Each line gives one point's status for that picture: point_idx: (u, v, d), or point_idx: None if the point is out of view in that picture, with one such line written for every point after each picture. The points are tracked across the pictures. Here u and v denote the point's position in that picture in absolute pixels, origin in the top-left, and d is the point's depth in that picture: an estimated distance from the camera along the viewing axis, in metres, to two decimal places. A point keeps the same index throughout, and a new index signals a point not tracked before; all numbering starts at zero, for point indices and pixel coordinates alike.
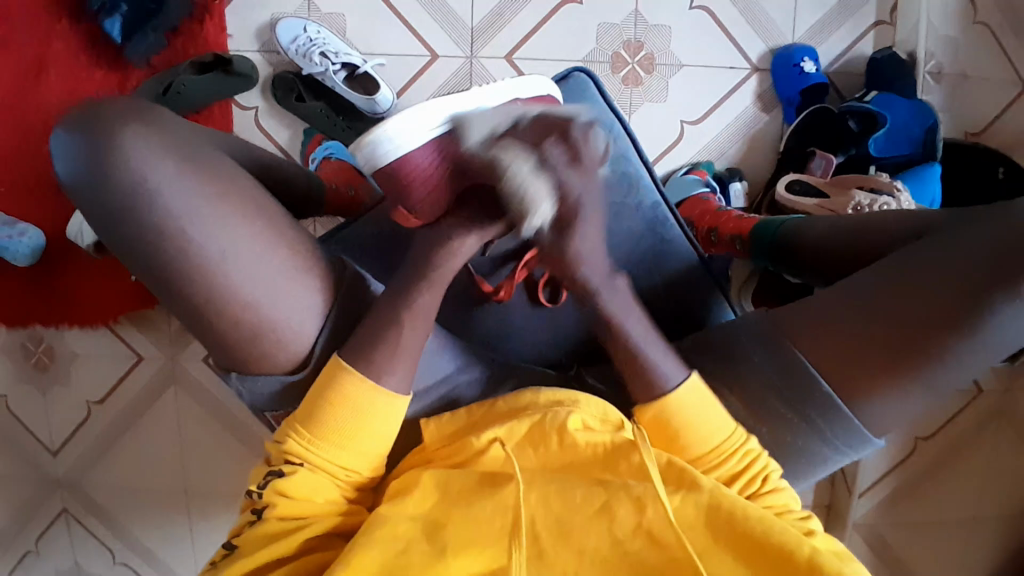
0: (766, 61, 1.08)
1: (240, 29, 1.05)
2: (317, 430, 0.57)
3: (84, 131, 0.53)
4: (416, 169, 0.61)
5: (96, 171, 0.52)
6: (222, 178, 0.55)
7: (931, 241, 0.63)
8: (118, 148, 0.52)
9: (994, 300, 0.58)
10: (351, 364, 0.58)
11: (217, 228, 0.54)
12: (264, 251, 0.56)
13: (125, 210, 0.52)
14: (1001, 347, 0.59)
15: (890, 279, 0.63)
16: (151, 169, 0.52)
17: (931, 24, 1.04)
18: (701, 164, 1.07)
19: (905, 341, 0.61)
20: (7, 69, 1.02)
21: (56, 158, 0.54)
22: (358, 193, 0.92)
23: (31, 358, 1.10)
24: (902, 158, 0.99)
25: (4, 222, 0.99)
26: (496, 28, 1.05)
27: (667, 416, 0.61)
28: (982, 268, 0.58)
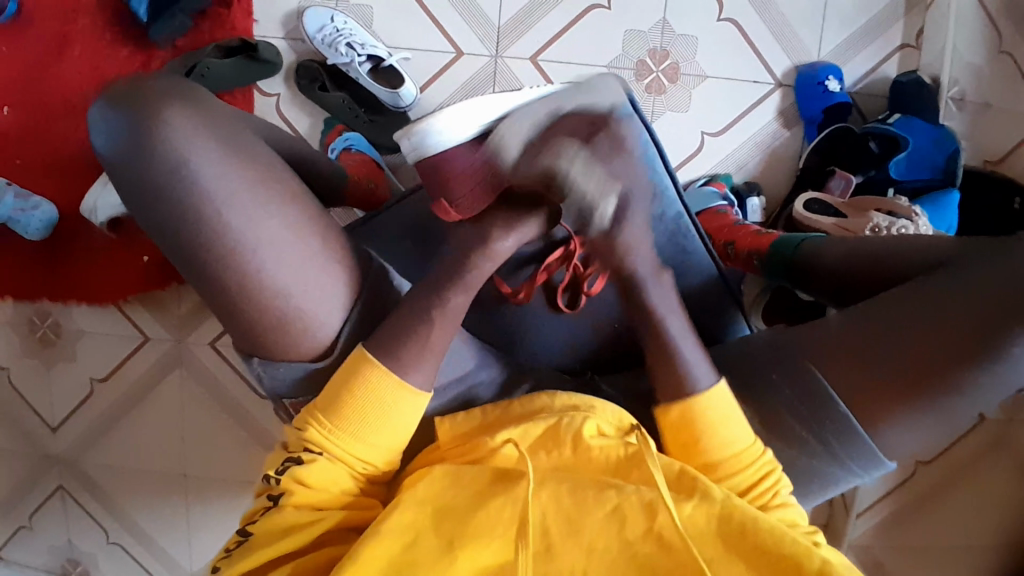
0: (790, 78, 1.08)
1: (266, 15, 1.04)
2: (337, 418, 0.58)
3: (128, 106, 0.53)
4: (461, 163, 0.61)
5: (138, 145, 0.53)
6: (261, 165, 0.57)
7: (949, 270, 0.64)
8: (160, 122, 0.53)
9: (1009, 333, 0.59)
10: (376, 356, 0.58)
11: (253, 209, 0.55)
12: (299, 238, 0.57)
13: (164, 186, 0.53)
14: (1019, 377, 0.60)
15: (914, 305, 0.63)
16: (192, 148, 0.53)
17: (958, 51, 1.04)
18: (719, 177, 1.07)
19: (923, 368, 0.61)
20: (30, 41, 1.02)
21: (95, 127, 0.55)
22: (378, 187, 0.93)
23: (37, 332, 1.10)
24: (922, 182, 0.98)
25: (17, 195, 0.99)
26: (523, 29, 1.05)
27: (689, 426, 0.62)
28: (1004, 296, 0.59)
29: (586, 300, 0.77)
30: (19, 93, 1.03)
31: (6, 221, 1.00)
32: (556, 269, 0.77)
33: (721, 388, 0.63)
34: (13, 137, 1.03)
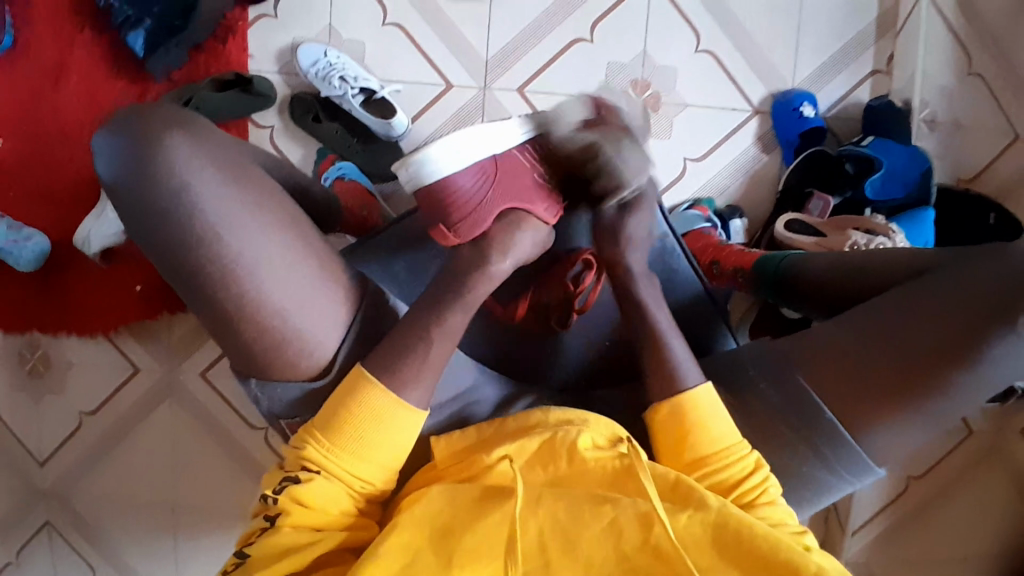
0: (767, 104, 1.11)
1: (261, 50, 1.07)
2: (336, 435, 0.59)
3: (127, 135, 0.55)
4: (458, 191, 0.63)
5: (142, 174, 0.54)
6: (259, 192, 0.58)
7: (937, 277, 0.66)
8: (163, 150, 0.54)
9: (987, 338, 0.61)
10: (375, 375, 0.60)
11: (252, 234, 0.56)
12: (296, 256, 0.59)
13: (168, 212, 0.55)
14: (1002, 379, 0.61)
15: (887, 319, 0.66)
16: (194, 176, 0.55)
17: (926, 74, 1.08)
18: (703, 201, 1.10)
19: (900, 380, 0.64)
20: (24, 73, 1.05)
21: (99, 153, 0.56)
22: (372, 213, 0.96)
23: (27, 364, 1.09)
24: (897, 201, 1.02)
25: (11, 226, 1.00)
26: (510, 61, 1.09)
27: (684, 412, 0.65)
28: (984, 303, 0.62)
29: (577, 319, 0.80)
30: (14, 125, 1.05)
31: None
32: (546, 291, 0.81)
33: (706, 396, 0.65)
34: (10, 168, 1.05)
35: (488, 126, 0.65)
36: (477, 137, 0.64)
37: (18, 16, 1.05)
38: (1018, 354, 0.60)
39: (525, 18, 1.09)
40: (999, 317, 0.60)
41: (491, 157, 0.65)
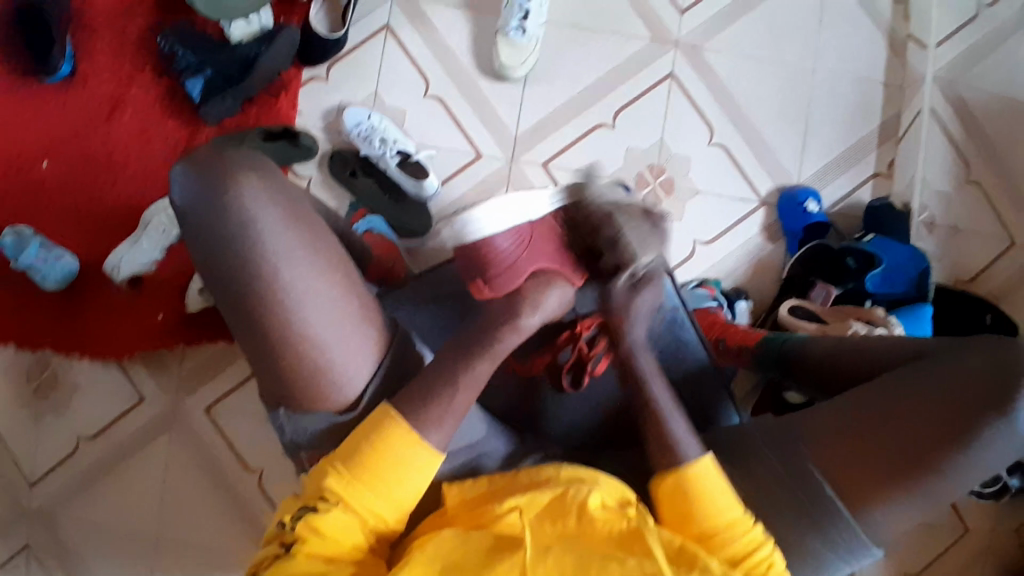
0: (773, 197, 1.19)
1: (310, 108, 1.16)
2: (357, 468, 0.60)
3: (201, 174, 0.60)
4: (496, 250, 0.70)
5: (214, 205, 0.60)
6: (315, 233, 0.63)
7: (935, 363, 0.69)
8: (236, 186, 0.60)
9: (979, 423, 0.64)
10: (396, 413, 0.62)
11: (305, 270, 0.61)
12: (339, 298, 0.64)
13: (234, 240, 0.60)
14: (993, 462, 0.65)
15: (888, 398, 0.69)
16: (261, 212, 0.60)
17: (926, 180, 1.19)
18: (710, 282, 1.15)
19: (899, 457, 0.66)
20: (80, 104, 1.12)
21: (176, 184, 0.62)
22: (396, 265, 1.00)
23: (34, 382, 1.10)
24: (896, 296, 1.08)
25: (41, 244, 1.04)
26: (538, 138, 1.17)
27: (685, 488, 0.67)
28: (975, 389, 0.66)
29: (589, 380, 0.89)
30: (64, 148, 1.12)
31: (27, 269, 1.05)
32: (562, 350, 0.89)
33: (707, 464, 0.68)
34: (56, 192, 1.11)
35: (521, 194, 0.73)
36: (512, 204, 0.72)
37: (81, 54, 1.13)
38: (1001, 446, 0.65)
39: (556, 101, 1.18)
40: (990, 405, 0.64)
41: (525, 221, 0.73)
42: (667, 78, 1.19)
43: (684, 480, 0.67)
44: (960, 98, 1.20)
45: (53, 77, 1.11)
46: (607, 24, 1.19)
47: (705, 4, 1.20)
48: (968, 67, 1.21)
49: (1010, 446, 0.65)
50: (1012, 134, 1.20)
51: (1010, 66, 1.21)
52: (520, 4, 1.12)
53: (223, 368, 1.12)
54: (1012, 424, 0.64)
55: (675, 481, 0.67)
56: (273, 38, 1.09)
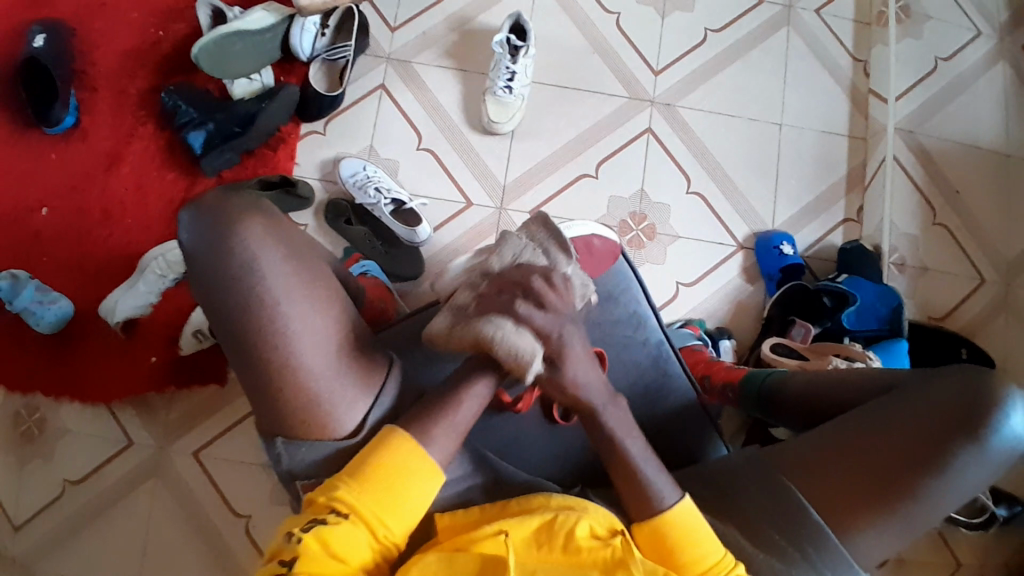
0: (749, 242, 1.25)
1: (307, 160, 1.21)
2: (368, 481, 0.62)
3: (205, 214, 0.63)
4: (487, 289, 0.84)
5: (217, 244, 0.62)
6: (312, 272, 0.66)
7: (907, 390, 0.72)
8: (238, 228, 0.63)
9: (951, 447, 0.67)
10: (405, 430, 0.65)
11: (302, 304, 0.64)
12: (335, 335, 0.66)
13: (235, 277, 0.62)
14: (969, 484, 0.67)
15: (864, 425, 0.71)
16: (262, 251, 0.63)
17: (893, 223, 1.24)
18: (693, 322, 1.19)
19: (877, 481, 0.68)
20: (84, 156, 1.17)
21: (182, 227, 0.65)
22: (389, 307, 1.03)
23: (21, 427, 1.09)
24: (873, 332, 1.11)
25: (38, 289, 1.06)
26: (526, 188, 1.23)
27: (661, 530, 0.68)
28: (946, 414, 0.68)
29: (578, 415, 0.89)
30: (62, 198, 1.15)
31: (20, 312, 1.06)
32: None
33: (687, 503, 0.69)
34: (56, 240, 1.14)
35: None
36: None
37: (87, 109, 1.18)
38: (975, 468, 0.67)
39: (542, 153, 1.25)
40: (960, 430, 0.67)
41: None
42: (645, 133, 1.27)
43: (662, 523, 0.68)
44: (919, 149, 1.28)
45: (53, 128, 1.15)
46: (588, 83, 1.28)
47: (678, 66, 1.30)
48: (923, 121, 1.30)
49: (983, 469, 0.67)
50: (971, 181, 1.27)
51: (963, 119, 1.30)
52: (506, 65, 1.18)
53: (212, 415, 1.12)
54: (982, 446, 0.67)
55: (653, 526, 0.68)
56: (273, 96, 1.15)
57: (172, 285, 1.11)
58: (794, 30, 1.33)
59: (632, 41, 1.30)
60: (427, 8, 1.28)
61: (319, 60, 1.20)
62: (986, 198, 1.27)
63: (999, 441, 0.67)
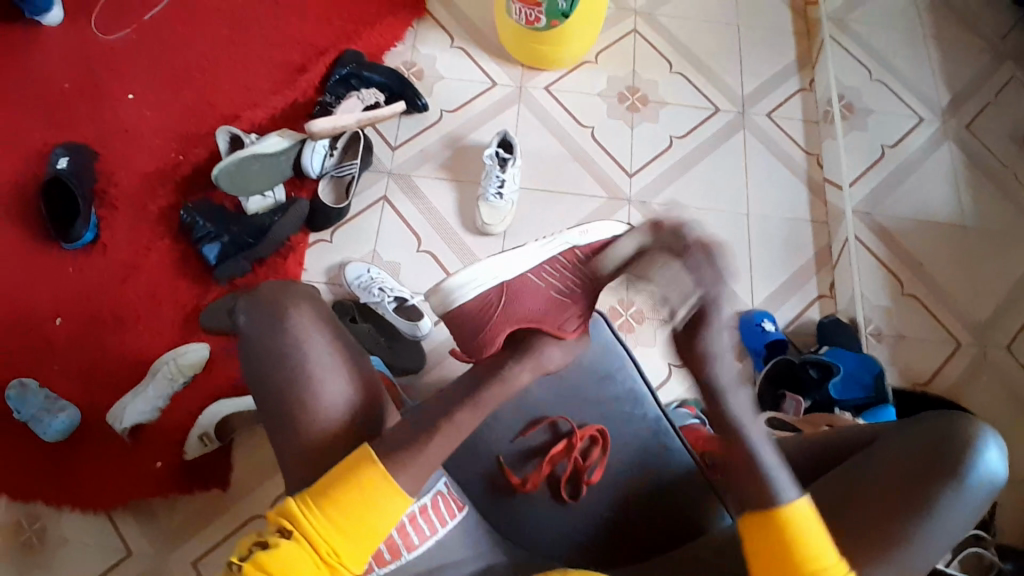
0: (733, 320, 1.32)
1: (314, 265, 1.30)
2: (324, 502, 0.65)
3: (264, 306, 0.75)
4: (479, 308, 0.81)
5: (270, 325, 0.74)
6: (349, 349, 0.77)
7: (887, 441, 0.78)
8: (290, 311, 0.75)
9: (934, 490, 0.71)
10: (374, 456, 0.67)
11: (338, 378, 0.74)
12: (357, 409, 0.75)
13: (282, 353, 0.73)
14: (953, 526, 0.71)
15: (854, 476, 0.76)
16: (307, 331, 0.74)
17: (864, 296, 1.34)
18: (689, 400, 1.23)
19: (870, 528, 0.72)
20: (103, 270, 1.25)
21: (239, 310, 0.77)
22: (394, 401, 1.08)
23: (21, 537, 1.09)
24: (859, 400, 1.15)
25: (48, 397, 1.10)
26: None
27: (786, 524, 0.69)
28: (924, 460, 0.73)
29: (585, 490, 0.90)
30: (78, 309, 1.22)
31: (28, 421, 1.09)
32: (558, 461, 0.91)
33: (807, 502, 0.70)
34: (70, 349, 1.19)
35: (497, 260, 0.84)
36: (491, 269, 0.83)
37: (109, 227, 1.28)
38: (957, 511, 0.71)
39: None
40: (939, 475, 0.72)
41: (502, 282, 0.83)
42: None
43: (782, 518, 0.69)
44: (879, 229, 1.40)
45: (72, 243, 1.24)
46: (570, 185, 1.41)
47: (649, 167, 1.44)
48: (879, 204, 1.43)
49: (964, 511, 0.72)
50: (932, 255, 1.38)
51: (915, 201, 1.43)
52: (496, 174, 1.31)
53: (211, 518, 1.12)
54: (960, 487, 0.72)
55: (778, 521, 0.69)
56: (285, 209, 1.26)
57: (181, 389, 1.15)
58: (749, 132, 1.49)
59: (607, 150, 1.45)
60: (423, 129, 1.43)
61: (328, 177, 1.33)
62: (946, 269, 1.36)
63: (974, 481, 0.72)
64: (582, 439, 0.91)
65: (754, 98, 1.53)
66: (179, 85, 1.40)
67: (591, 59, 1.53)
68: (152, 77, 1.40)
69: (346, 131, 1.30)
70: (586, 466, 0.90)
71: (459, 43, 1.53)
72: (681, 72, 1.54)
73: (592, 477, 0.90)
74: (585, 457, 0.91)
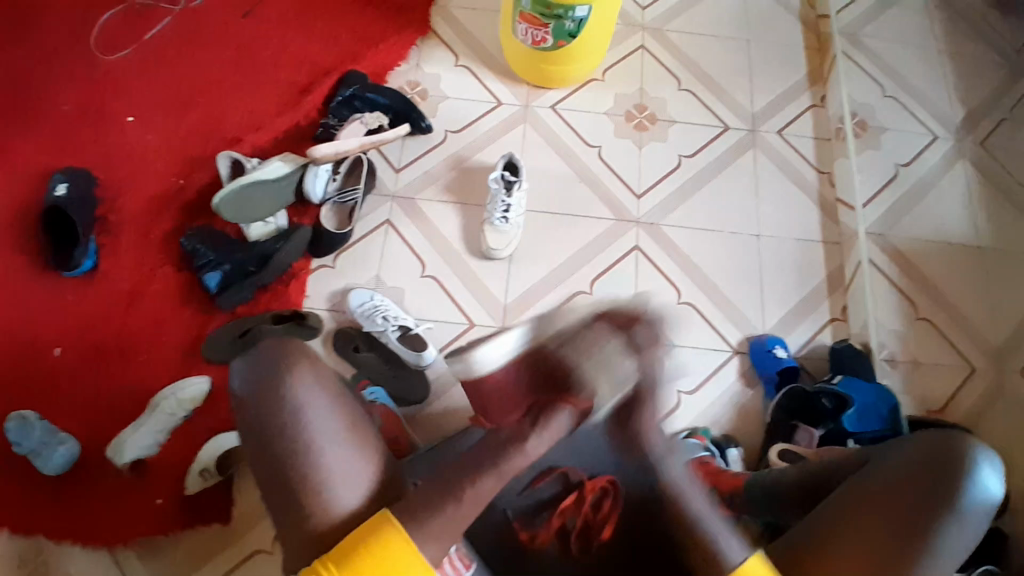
0: (744, 346, 1.29)
1: (317, 291, 1.28)
2: (350, 567, 0.64)
3: (264, 367, 0.75)
4: (493, 382, 0.86)
5: (268, 391, 0.74)
6: (352, 415, 0.75)
7: (881, 464, 0.80)
8: (290, 378, 0.74)
9: (935, 513, 0.73)
10: (395, 517, 0.68)
11: (343, 448, 0.72)
12: (364, 469, 0.72)
13: (282, 422, 0.72)
14: (956, 549, 0.72)
15: (857, 503, 0.76)
16: (308, 400, 0.73)
17: (879, 321, 1.30)
18: (700, 430, 1.19)
19: (877, 553, 0.72)
20: (104, 297, 1.23)
21: (237, 373, 0.77)
22: (400, 438, 1.06)
23: (22, 570, 1.06)
24: (874, 433, 1.11)
25: (47, 430, 1.08)
26: (526, 306, 1.29)
27: None
28: (922, 484, 0.75)
29: (597, 544, 0.89)
30: (77, 338, 1.20)
31: (27, 454, 1.08)
32: (569, 516, 0.91)
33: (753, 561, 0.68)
34: (69, 379, 1.17)
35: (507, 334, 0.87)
36: (505, 344, 0.86)
37: (110, 252, 1.27)
38: (959, 530, 0.72)
39: (538, 274, 1.32)
40: (943, 492, 0.74)
41: (512, 358, 0.86)
42: (634, 250, 1.35)
43: None
44: (893, 250, 1.37)
45: (73, 270, 1.23)
46: (577, 208, 1.38)
47: (657, 188, 1.41)
48: (892, 224, 1.40)
49: (966, 531, 0.73)
50: (948, 278, 1.34)
51: (932, 220, 1.39)
52: (502, 199, 1.29)
53: (215, 552, 1.09)
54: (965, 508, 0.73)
55: None
56: (287, 237, 1.24)
57: (182, 421, 1.14)
58: (760, 151, 1.46)
59: (614, 170, 1.42)
60: (427, 150, 1.41)
61: (330, 202, 1.31)
62: (964, 292, 1.33)
63: (976, 500, 0.74)
64: (592, 493, 0.90)
65: (765, 115, 1.50)
66: (181, 107, 1.39)
67: (598, 77, 1.51)
68: (154, 100, 1.39)
69: (347, 156, 1.29)
70: (597, 518, 0.90)
71: (464, 62, 1.50)
72: (690, 89, 1.51)
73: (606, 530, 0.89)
74: (596, 509, 0.90)
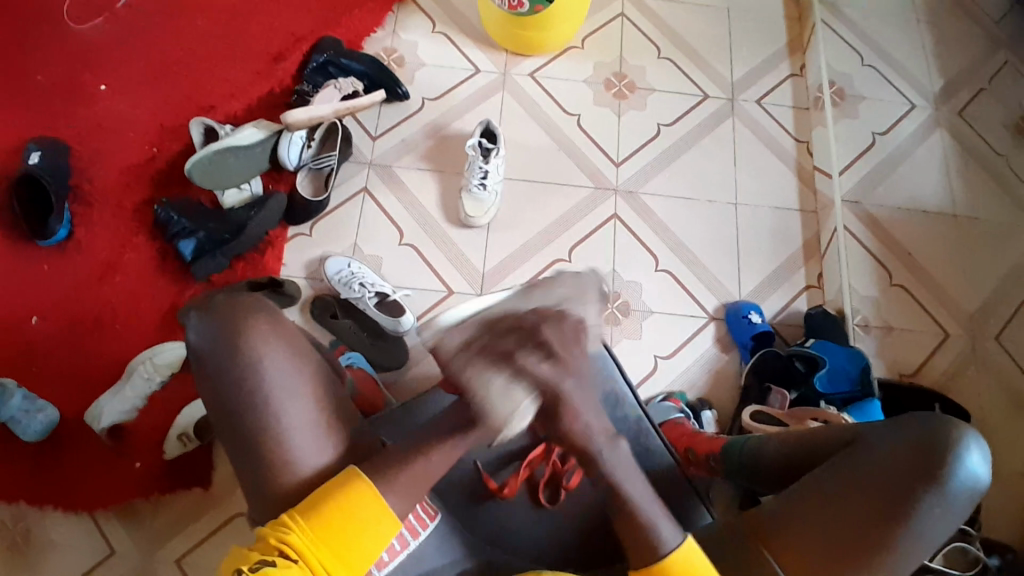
0: (721, 312, 1.30)
1: (295, 260, 1.27)
2: (318, 519, 0.65)
3: (214, 321, 0.73)
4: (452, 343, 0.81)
5: (225, 346, 0.72)
6: (310, 372, 0.75)
7: (867, 441, 0.76)
8: (248, 333, 0.72)
9: (916, 495, 0.71)
10: (365, 473, 0.69)
11: (301, 406, 0.72)
12: (323, 426, 0.74)
13: (241, 376, 0.71)
14: (933, 531, 0.71)
15: (840, 481, 0.75)
16: (267, 356, 0.72)
17: (853, 287, 1.32)
18: (675, 394, 1.22)
19: (853, 535, 0.72)
20: (79, 266, 1.22)
21: (192, 327, 0.74)
22: (376, 398, 1.06)
23: (2, 539, 1.07)
24: (845, 394, 1.13)
25: (26, 398, 1.07)
26: (504, 273, 1.30)
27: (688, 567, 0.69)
28: (908, 465, 0.72)
29: (565, 495, 0.91)
30: (53, 308, 1.19)
31: (7, 421, 1.07)
32: (538, 465, 0.92)
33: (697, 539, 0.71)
34: (44, 349, 1.16)
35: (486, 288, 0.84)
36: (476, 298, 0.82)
37: (84, 221, 1.25)
38: (939, 512, 0.71)
39: (517, 241, 1.32)
40: (920, 477, 0.71)
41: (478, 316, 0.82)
42: (612, 218, 1.36)
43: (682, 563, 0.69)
44: (869, 217, 1.38)
45: (47, 240, 1.21)
46: (554, 176, 1.38)
47: (637, 156, 1.41)
48: (868, 192, 1.41)
49: (945, 513, 0.71)
50: (921, 245, 1.36)
51: (906, 189, 1.41)
52: (479, 165, 1.28)
53: (194, 519, 1.10)
54: (942, 491, 0.71)
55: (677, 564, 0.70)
56: (263, 204, 1.24)
57: (159, 388, 1.13)
58: (739, 119, 1.46)
59: (592, 139, 1.42)
60: (405, 118, 1.40)
61: (306, 169, 1.30)
62: (935, 259, 1.35)
63: (959, 484, 0.71)
64: (560, 445, 0.91)
65: (743, 84, 1.50)
66: (154, 75, 1.37)
67: (577, 44, 1.50)
68: (127, 68, 1.37)
69: (322, 122, 1.28)
70: (566, 470, 0.91)
71: (441, 29, 1.49)
72: (669, 57, 1.51)
73: (572, 480, 0.91)
74: (565, 460, 0.92)
